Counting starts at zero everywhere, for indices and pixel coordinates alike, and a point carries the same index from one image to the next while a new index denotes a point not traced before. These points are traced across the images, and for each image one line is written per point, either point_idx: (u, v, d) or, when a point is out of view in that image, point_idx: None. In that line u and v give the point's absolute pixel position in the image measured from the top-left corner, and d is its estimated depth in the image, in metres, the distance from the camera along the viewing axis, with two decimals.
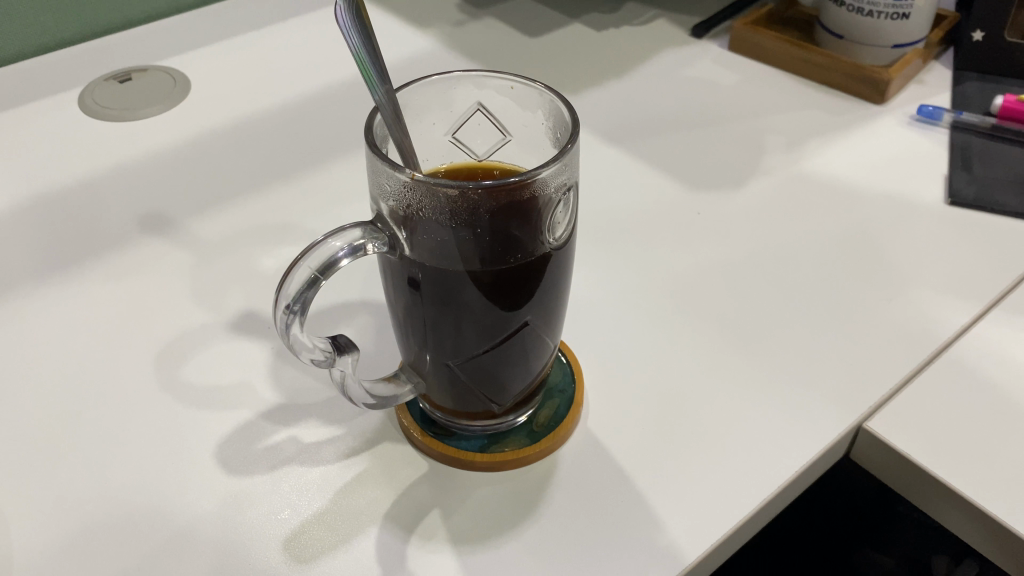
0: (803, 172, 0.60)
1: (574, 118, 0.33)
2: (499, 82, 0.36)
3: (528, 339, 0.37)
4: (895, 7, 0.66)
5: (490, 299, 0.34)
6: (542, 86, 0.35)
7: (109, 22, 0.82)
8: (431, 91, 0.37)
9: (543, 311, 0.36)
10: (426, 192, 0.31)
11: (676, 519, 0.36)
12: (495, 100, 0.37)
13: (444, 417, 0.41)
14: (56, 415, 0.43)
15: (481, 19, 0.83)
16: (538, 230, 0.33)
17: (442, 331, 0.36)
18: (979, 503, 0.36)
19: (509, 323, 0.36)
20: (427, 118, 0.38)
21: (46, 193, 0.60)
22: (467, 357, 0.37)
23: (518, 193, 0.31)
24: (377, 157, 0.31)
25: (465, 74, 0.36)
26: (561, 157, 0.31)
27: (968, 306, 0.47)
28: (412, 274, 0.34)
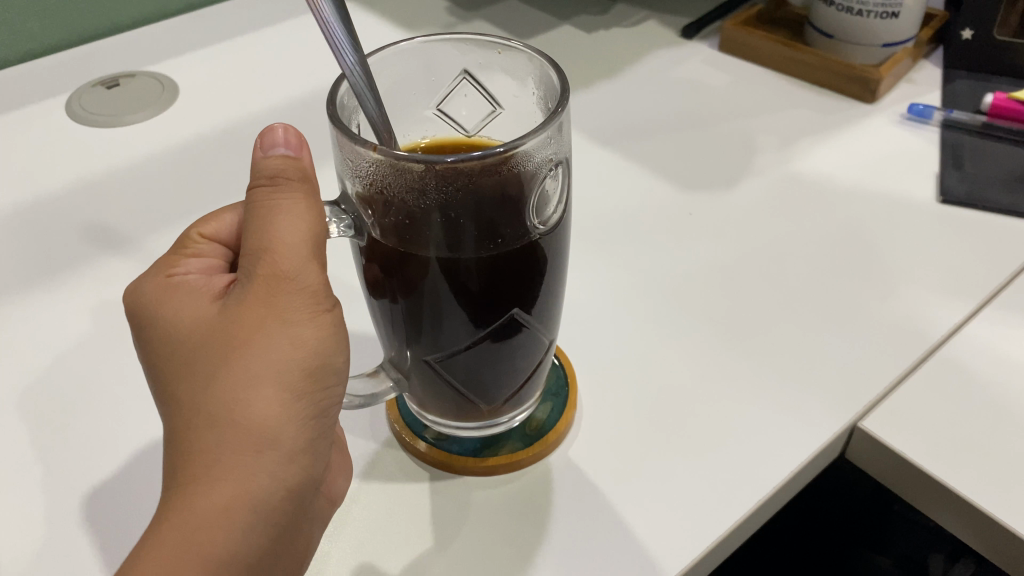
0: (794, 171, 0.60)
1: (562, 85, 0.32)
2: (485, 46, 0.36)
3: (516, 335, 0.36)
4: (884, 6, 0.66)
5: (467, 290, 0.33)
6: (528, 48, 0.35)
7: (98, 27, 0.81)
8: (415, 60, 0.37)
9: (534, 304, 0.35)
10: (394, 170, 0.30)
11: (672, 524, 0.36)
12: (482, 66, 0.37)
13: (438, 419, 0.41)
14: (47, 425, 0.43)
15: (471, 21, 0.83)
16: (514, 211, 0.32)
17: (420, 322, 0.35)
18: (977, 501, 0.36)
19: (493, 316, 0.34)
20: (408, 88, 0.39)
21: (33, 200, 0.60)
22: (450, 353, 0.36)
23: (492, 166, 0.30)
24: (341, 132, 0.31)
25: (449, 38, 0.36)
26: (536, 133, 0.31)
27: (961, 303, 0.47)
28: (386, 263, 0.34)
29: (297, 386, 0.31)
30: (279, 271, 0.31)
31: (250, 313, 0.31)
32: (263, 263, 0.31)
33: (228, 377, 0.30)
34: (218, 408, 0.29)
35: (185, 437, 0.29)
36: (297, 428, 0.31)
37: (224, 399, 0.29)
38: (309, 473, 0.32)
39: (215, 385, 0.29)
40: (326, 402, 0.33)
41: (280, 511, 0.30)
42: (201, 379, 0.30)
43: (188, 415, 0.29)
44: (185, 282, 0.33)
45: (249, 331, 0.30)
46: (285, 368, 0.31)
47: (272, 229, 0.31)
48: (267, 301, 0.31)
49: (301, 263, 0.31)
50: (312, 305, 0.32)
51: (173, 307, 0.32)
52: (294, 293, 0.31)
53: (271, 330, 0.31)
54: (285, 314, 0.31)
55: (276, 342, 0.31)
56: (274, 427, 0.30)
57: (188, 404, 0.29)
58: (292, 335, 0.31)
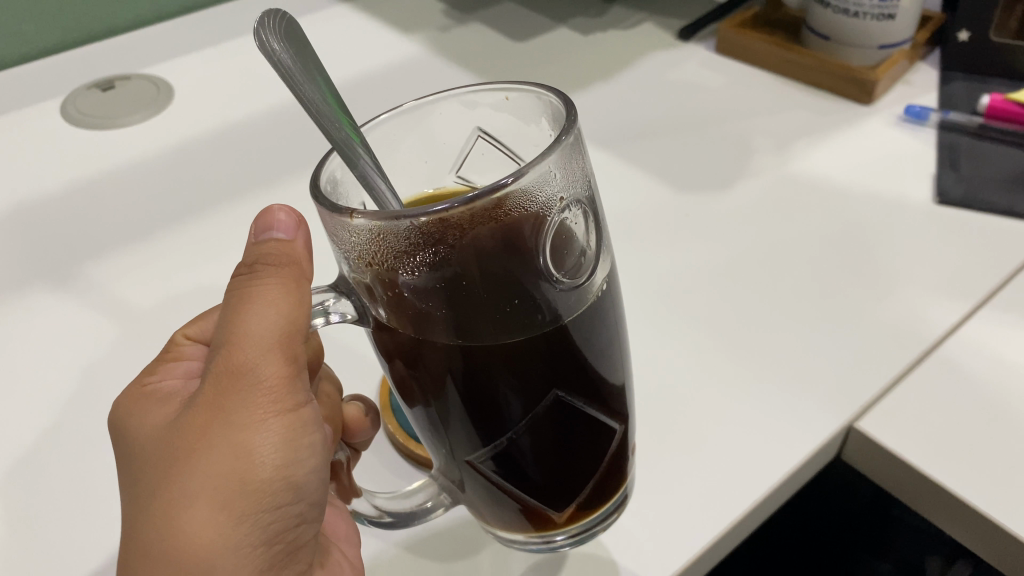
0: (791, 172, 0.60)
1: (569, 115, 0.29)
2: (493, 96, 0.34)
3: (564, 421, 0.31)
4: (880, 8, 0.66)
5: (507, 371, 0.29)
6: (535, 87, 0.31)
7: (94, 30, 0.81)
8: (419, 122, 0.35)
9: (578, 379, 0.30)
10: (377, 236, 0.27)
11: (669, 527, 0.37)
12: (492, 117, 0.35)
13: (518, 540, 0.36)
14: (42, 427, 0.43)
15: (467, 24, 0.82)
16: (531, 265, 0.28)
17: (448, 415, 0.31)
18: (974, 502, 0.36)
19: (533, 401, 0.30)
20: (417, 154, 0.37)
21: (27, 202, 0.60)
22: (485, 450, 0.32)
23: (486, 213, 0.26)
24: (320, 203, 0.28)
25: (450, 95, 0.34)
26: (535, 164, 0.26)
27: (958, 304, 0.47)
28: (403, 354, 0.30)
29: (242, 502, 0.30)
30: (232, 374, 0.30)
31: (198, 426, 0.30)
32: (217, 367, 0.30)
33: (169, 493, 0.29)
34: (157, 527, 0.29)
35: (125, 548, 0.29)
36: (240, 546, 0.30)
37: (163, 516, 0.29)
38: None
39: (154, 502, 0.29)
40: (283, 510, 0.32)
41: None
42: (149, 494, 0.30)
43: (131, 532, 0.30)
44: (156, 385, 0.33)
45: (197, 443, 0.30)
46: (229, 484, 0.30)
47: (232, 328, 0.30)
48: (218, 410, 0.30)
49: (257, 367, 0.30)
50: (271, 410, 0.31)
51: (137, 409, 0.32)
52: (249, 400, 0.30)
53: (218, 443, 0.30)
54: (235, 423, 0.30)
55: (223, 455, 0.30)
56: (211, 549, 0.30)
57: (132, 515, 0.30)
58: (242, 445, 0.30)
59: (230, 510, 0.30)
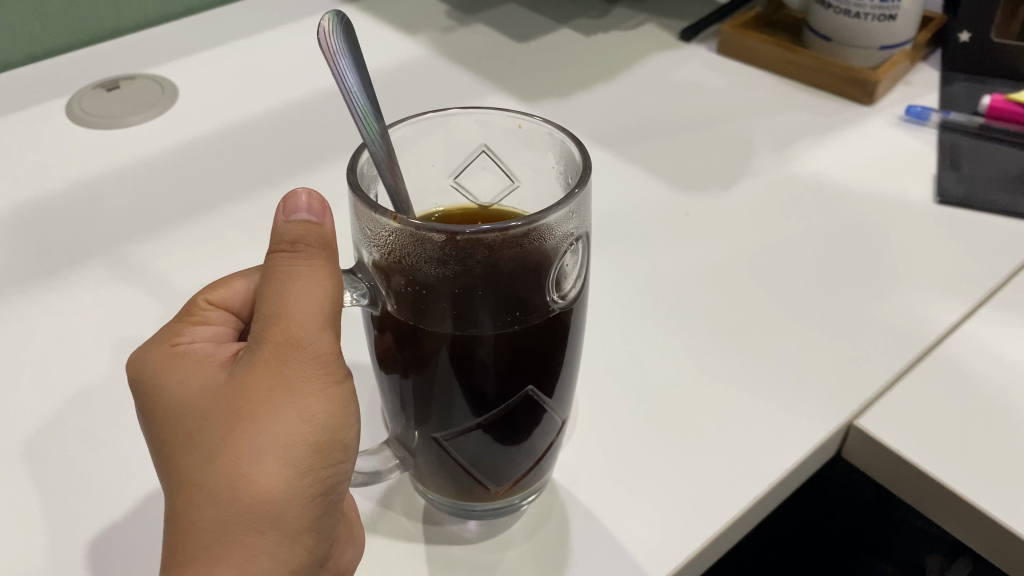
0: (792, 172, 0.60)
1: (585, 162, 0.31)
2: (506, 121, 0.34)
3: (530, 410, 0.33)
4: (881, 8, 0.66)
5: (494, 368, 0.31)
6: (551, 125, 0.33)
7: (99, 31, 0.82)
8: (428, 130, 0.35)
9: (550, 378, 0.33)
10: (415, 239, 0.28)
11: (669, 522, 0.37)
12: (500, 139, 0.35)
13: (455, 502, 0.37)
14: (45, 422, 0.43)
15: (470, 25, 0.83)
16: (541, 285, 0.30)
17: (431, 403, 0.33)
18: (974, 499, 0.36)
19: (509, 395, 0.32)
20: (428, 159, 0.36)
21: (32, 200, 0.60)
22: (461, 433, 0.33)
23: (516, 240, 0.28)
24: (358, 197, 0.29)
25: (465, 112, 0.35)
26: (567, 203, 0.29)
27: (958, 303, 0.47)
28: (396, 334, 0.31)
29: (307, 465, 0.30)
30: (288, 340, 0.30)
31: (256, 388, 0.29)
32: (274, 331, 0.30)
33: (234, 452, 0.29)
34: (223, 486, 0.28)
35: (185, 512, 0.28)
36: (302, 510, 0.30)
37: (230, 475, 0.28)
38: (314, 551, 0.31)
39: (216, 461, 0.29)
40: (335, 474, 0.32)
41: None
42: (207, 456, 0.29)
43: (190, 495, 0.28)
44: (189, 353, 0.32)
45: (256, 403, 0.29)
46: (294, 443, 0.30)
47: (284, 298, 0.30)
48: (275, 373, 0.30)
49: (312, 333, 0.30)
50: (325, 377, 0.31)
51: (177, 376, 0.31)
52: (305, 365, 0.30)
53: (278, 404, 0.30)
54: (296, 385, 0.30)
55: (284, 414, 0.30)
56: (278, 509, 0.29)
57: (191, 479, 0.29)
58: (301, 407, 0.30)
59: (295, 471, 0.30)
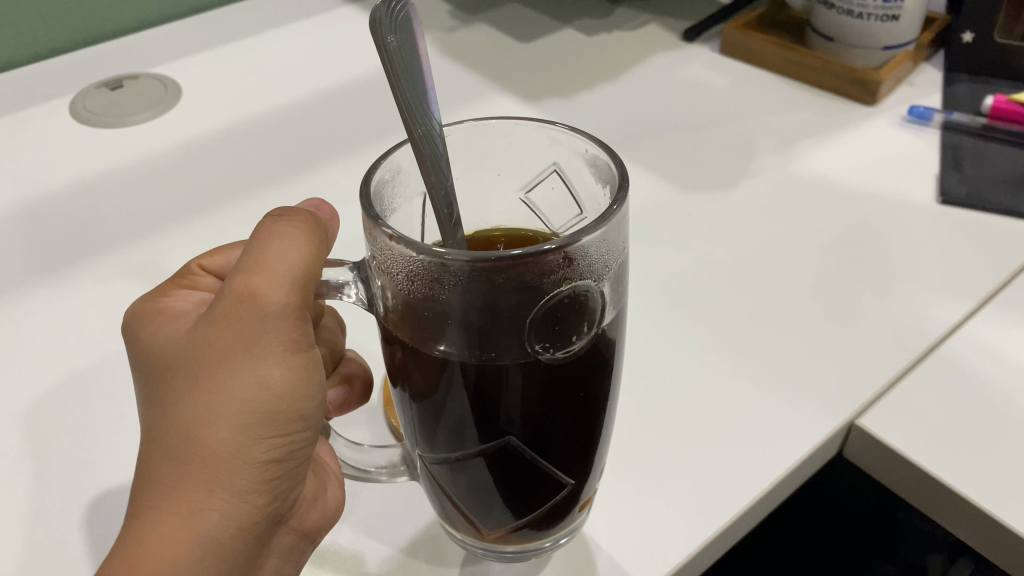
0: (794, 172, 0.60)
1: (612, 209, 0.27)
2: (577, 143, 0.32)
3: (515, 462, 0.31)
4: (884, 9, 0.66)
5: (470, 402, 0.29)
6: (614, 158, 0.29)
7: (103, 31, 0.82)
8: (495, 138, 0.33)
9: (542, 435, 0.30)
10: (391, 254, 0.28)
11: (669, 520, 0.37)
12: (570, 162, 0.33)
13: (462, 537, 0.36)
14: (45, 417, 0.43)
15: (473, 25, 0.83)
16: (525, 328, 0.27)
17: (420, 424, 0.32)
18: (975, 499, 0.36)
19: (485, 437, 0.30)
20: (493, 168, 0.35)
21: (35, 198, 0.60)
22: (447, 465, 0.32)
23: (496, 274, 0.26)
24: (362, 194, 0.29)
25: (539, 126, 0.32)
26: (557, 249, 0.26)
27: (960, 303, 0.47)
28: (392, 343, 0.31)
29: (258, 429, 0.30)
30: (245, 303, 0.30)
31: (213, 350, 0.30)
32: (236, 289, 0.30)
33: (188, 408, 0.29)
34: (173, 443, 0.29)
35: (144, 463, 0.30)
36: (253, 473, 0.30)
37: (183, 429, 0.29)
38: (264, 510, 0.31)
39: (171, 419, 0.29)
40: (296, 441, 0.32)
41: (229, 548, 0.30)
42: (163, 413, 0.30)
43: (149, 448, 0.30)
44: (172, 313, 0.33)
45: (211, 367, 0.30)
46: (246, 406, 0.30)
47: (253, 256, 0.30)
48: (232, 335, 0.30)
49: (274, 293, 0.30)
50: (286, 341, 0.30)
51: (155, 333, 0.32)
52: (260, 328, 0.30)
53: (232, 367, 0.30)
54: (254, 347, 0.30)
55: (236, 378, 0.30)
56: (226, 468, 0.29)
57: (152, 427, 0.30)
58: (255, 372, 0.30)
59: (246, 433, 0.30)
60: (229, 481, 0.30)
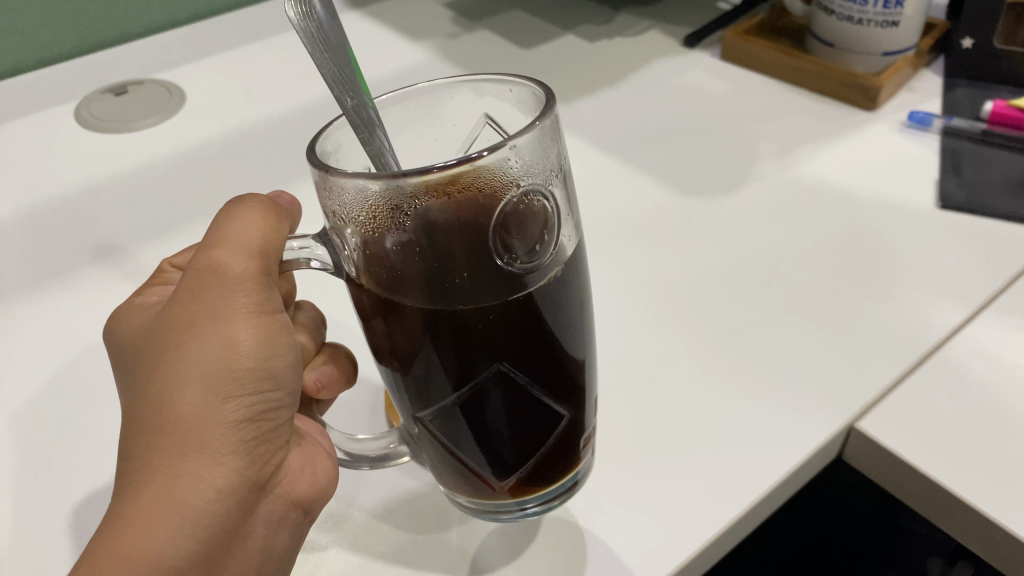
0: (795, 177, 0.60)
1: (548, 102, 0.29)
2: (498, 86, 0.33)
3: (508, 391, 0.31)
4: (884, 15, 0.67)
5: (459, 343, 0.30)
6: (534, 85, 0.31)
7: (108, 37, 0.83)
8: (424, 101, 0.35)
9: (525, 355, 0.30)
10: (341, 198, 0.28)
11: (669, 523, 0.37)
12: (498, 108, 0.34)
13: (474, 504, 0.36)
14: (49, 419, 0.43)
15: (475, 31, 0.84)
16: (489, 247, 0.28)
17: (411, 382, 0.32)
18: (972, 500, 0.36)
19: (474, 372, 0.30)
20: (428, 133, 0.37)
21: (40, 203, 0.61)
22: (438, 413, 0.32)
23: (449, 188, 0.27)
24: (311, 157, 0.29)
25: (458, 80, 0.33)
26: (499, 145, 0.27)
27: (959, 307, 0.47)
28: (372, 305, 0.31)
29: (227, 388, 0.30)
30: (209, 273, 0.31)
31: (181, 321, 0.31)
32: (199, 264, 0.31)
33: (158, 376, 0.30)
34: (146, 412, 0.30)
35: (123, 439, 0.30)
36: (227, 431, 0.30)
37: (154, 395, 0.30)
38: (246, 474, 0.31)
39: (144, 390, 0.30)
40: (269, 402, 0.32)
41: (212, 514, 0.30)
42: (138, 387, 0.30)
43: (126, 423, 0.30)
44: (146, 308, 0.35)
45: (177, 335, 0.30)
46: (213, 366, 0.30)
47: (214, 235, 0.32)
48: (197, 306, 0.31)
49: (234, 261, 0.31)
50: (250, 304, 0.31)
51: (132, 324, 0.34)
52: (224, 294, 0.31)
53: (198, 334, 0.30)
54: (217, 312, 0.30)
55: (200, 342, 0.30)
56: (198, 427, 0.29)
57: (127, 405, 0.31)
58: (220, 334, 0.30)
59: (214, 392, 0.30)
60: (204, 442, 0.29)
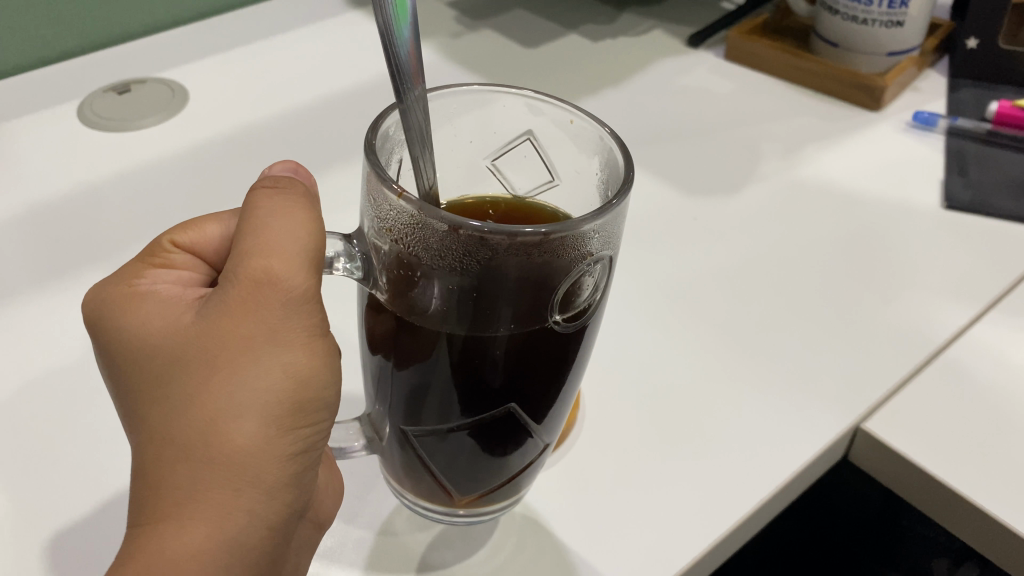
0: (799, 178, 0.60)
1: (627, 177, 0.30)
2: (559, 112, 0.34)
3: (508, 425, 0.32)
4: (889, 15, 0.67)
5: (469, 372, 0.30)
6: (604, 128, 0.32)
7: (110, 36, 0.83)
8: (474, 103, 0.34)
9: (531, 399, 0.31)
10: (403, 221, 0.28)
11: (675, 524, 0.37)
12: (549, 131, 0.35)
13: (426, 505, 0.37)
14: (51, 419, 0.43)
15: (478, 30, 0.83)
16: (540, 304, 0.29)
17: (415, 399, 0.32)
18: (979, 502, 0.36)
19: (488, 405, 0.31)
20: (465, 133, 0.36)
21: (41, 202, 0.61)
22: (433, 432, 0.33)
23: (524, 248, 0.27)
24: (376, 167, 0.29)
25: (521, 93, 0.34)
26: (587, 223, 0.27)
27: (964, 307, 0.47)
28: (391, 319, 0.30)
29: (284, 421, 0.29)
30: (267, 287, 0.28)
31: (231, 338, 0.28)
32: (251, 275, 0.28)
33: (210, 403, 0.27)
34: (195, 441, 0.27)
35: (160, 464, 0.27)
36: (281, 465, 0.29)
37: (206, 423, 0.27)
38: (291, 505, 0.30)
39: (188, 413, 0.27)
40: (315, 430, 0.30)
41: (255, 549, 0.28)
42: (177, 406, 0.27)
43: (161, 446, 0.27)
44: (158, 294, 0.30)
45: (229, 355, 0.28)
46: (271, 396, 0.28)
47: (264, 243, 0.29)
48: (251, 322, 0.28)
49: (295, 279, 0.28)
50: (306, 327, 0.29)
51: (144, 316, 0.29)
52: (283, 313, 0.28)
53: (254, 357, 0.28)
54: (274, 334, 0.28)
55: (258, 366, 0.28)
56: (255, 463, 0.28)
57: (166, 431, 0.27)
58: (277, 360, 0.28)
59: (272, 424, 0.28)
60: (258, 477, 0.28)
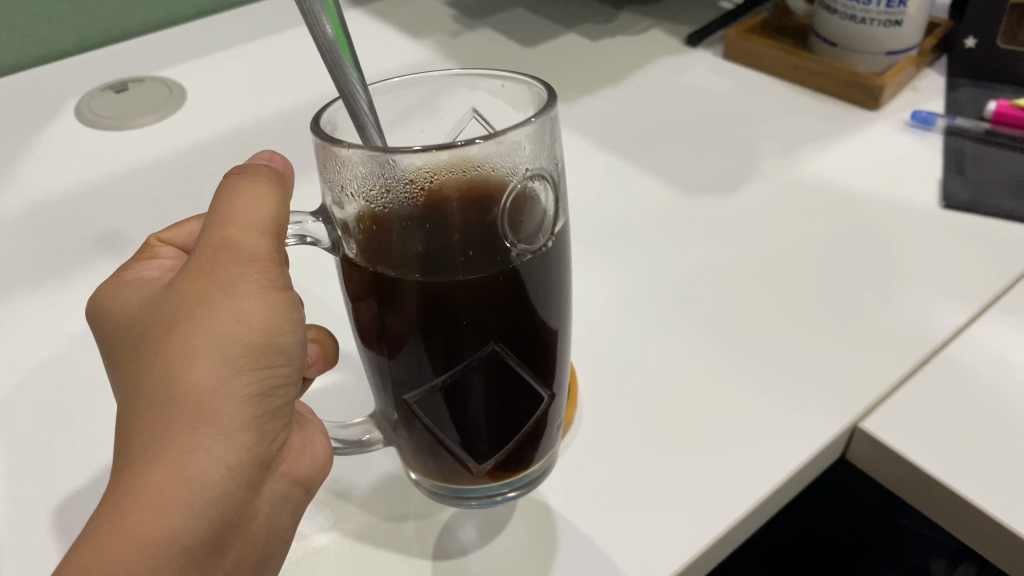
0: (798, 176, 0.60)
1: (548, 94, 0.31)
2: (490, 80, 0.33)
3: (498, 372, 0.31)
4: (887, 14, 0.66)
5: (451, 328, 0.30)
6: (532, 79, 0.32)
7: (108, 34, 0.83)
8: (415, 89, 0.35)
9: (517, 338, 0.31)
10: (352, 171, 0.29)
11: (673, 523, 0.37)
12: (486, 103, 0.34)
13: (441, 485, 0.37)
14: (46, 415, 0.43)
15: (476, 29, 0.83)
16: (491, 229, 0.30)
17: (402, 369, 0.32)
18: (975, 501, 0.36)
19: (470, 348, 0.31)
20: (415, 124, 0.37)
21: (38, 200, 0.61)
22: (424, 393, 0.32)
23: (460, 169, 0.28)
24: (319, 133, 0.30)
25: (454, 72, 0.34)
26: (514, 131, 0.28)
27: (963, 307, 0.47)
28: (373, 300, 0.31)
29: (241, 362, 0.29)
30: (222, 246, 0.30)
31: (191, 294, 0.29)
32: (208, 240, 0.30)
33: (169, 351, 0.29)
34: (153, 388, 0.28)
35: (127, 416, 0.28)
36: (240, 407, 0.29)
37: (164, 368, 0.28)
38: (256, 454, 0.30)
39: (150, 364, 0.29)
40: (278, 379, 0.31)
41: (221, 491, 0.29)
42: (144, 360, 0.29)
43: (129, 397, 0.29)
44: (143, 280, 0.33)
45: (188, 309, 0.29)
46: (226, 340, 0.29)
47: (219, 210, 0.30)
48: (208, 278, 0.29)
49: (247, 237, 0.30)
50: (262, 280, 0.30)
51: (128, 296, 0.32)
52: (238, 267, 0.30)
53: (210, 307, 0.29)
54: (229, 286, 0.29)
55: (213, 315, 0.29)
56: (210, 402, 0.28)
57: (132, 384, 0.29)
58: (231, 306, 0.29)
59: (228, 365, 0.29)
60: (214, 418, 0.28)
